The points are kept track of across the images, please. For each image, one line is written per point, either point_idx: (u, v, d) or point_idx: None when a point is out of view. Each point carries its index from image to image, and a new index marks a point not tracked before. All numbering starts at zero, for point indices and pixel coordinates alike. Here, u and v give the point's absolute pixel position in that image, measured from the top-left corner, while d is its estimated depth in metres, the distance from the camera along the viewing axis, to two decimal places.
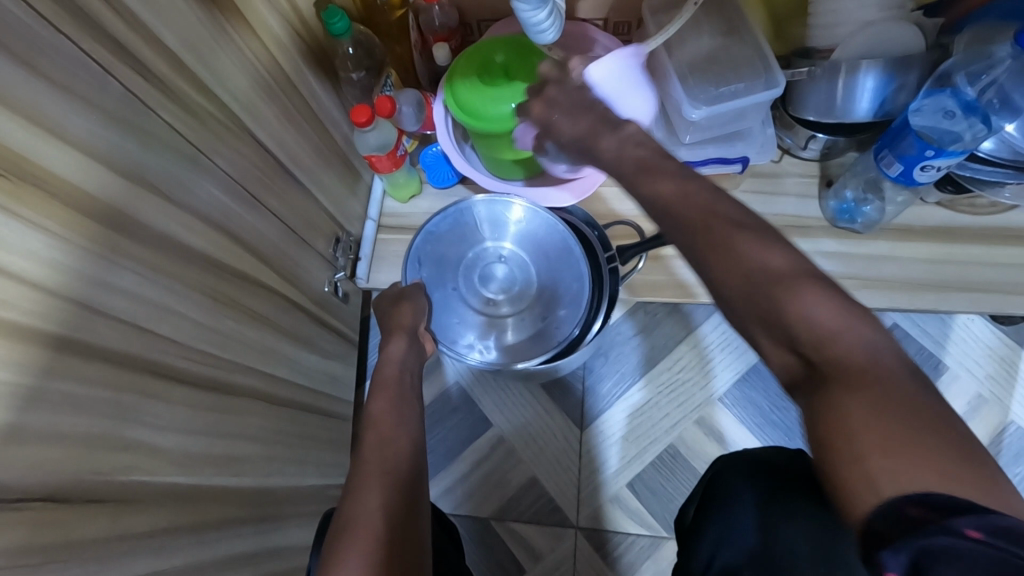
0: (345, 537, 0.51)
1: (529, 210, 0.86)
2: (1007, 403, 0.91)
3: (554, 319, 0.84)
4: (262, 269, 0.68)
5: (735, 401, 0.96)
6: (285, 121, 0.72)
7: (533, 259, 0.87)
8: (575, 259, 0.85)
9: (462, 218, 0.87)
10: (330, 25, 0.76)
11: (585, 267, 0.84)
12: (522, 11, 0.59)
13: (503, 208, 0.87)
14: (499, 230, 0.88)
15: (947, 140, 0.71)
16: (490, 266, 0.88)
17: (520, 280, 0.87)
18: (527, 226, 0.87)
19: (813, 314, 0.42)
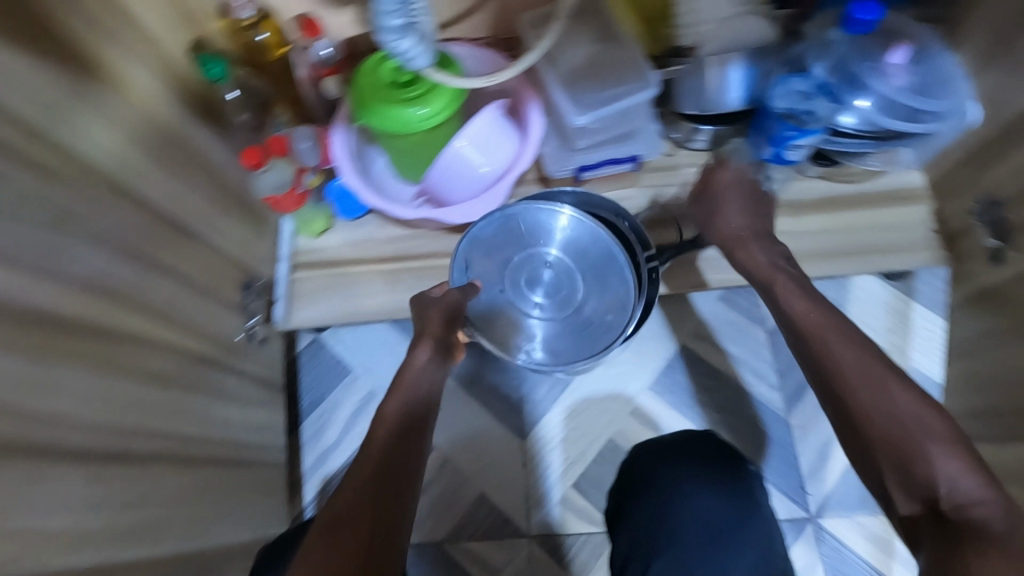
0: (325, 548, 0.50)
1: (575, 216, 0.83)
2: (906, 351, 0.98)
3: (599, 326, 0.83)
4: (161, 328, 0.66)
5: (666, 388, 0.99)
6: (172, 173, 0.71)
7: (576, 264, 0.84)
8: (619, 266, 0.83)
9: (515, 222, 0.84)
10: (205, 71, 0.75)
11: (630, 274, 0.82)
12: (388, 41, 0.59)
13: (552, 214, 0.84)
14: (546, 236, 0.84)
15: (807, 119, 0.81)
16: (536, 270, 0.84)
17: (565, 284, 0.84)
18: (573, 233, 0.84)
19: (956, 483, 0.51)
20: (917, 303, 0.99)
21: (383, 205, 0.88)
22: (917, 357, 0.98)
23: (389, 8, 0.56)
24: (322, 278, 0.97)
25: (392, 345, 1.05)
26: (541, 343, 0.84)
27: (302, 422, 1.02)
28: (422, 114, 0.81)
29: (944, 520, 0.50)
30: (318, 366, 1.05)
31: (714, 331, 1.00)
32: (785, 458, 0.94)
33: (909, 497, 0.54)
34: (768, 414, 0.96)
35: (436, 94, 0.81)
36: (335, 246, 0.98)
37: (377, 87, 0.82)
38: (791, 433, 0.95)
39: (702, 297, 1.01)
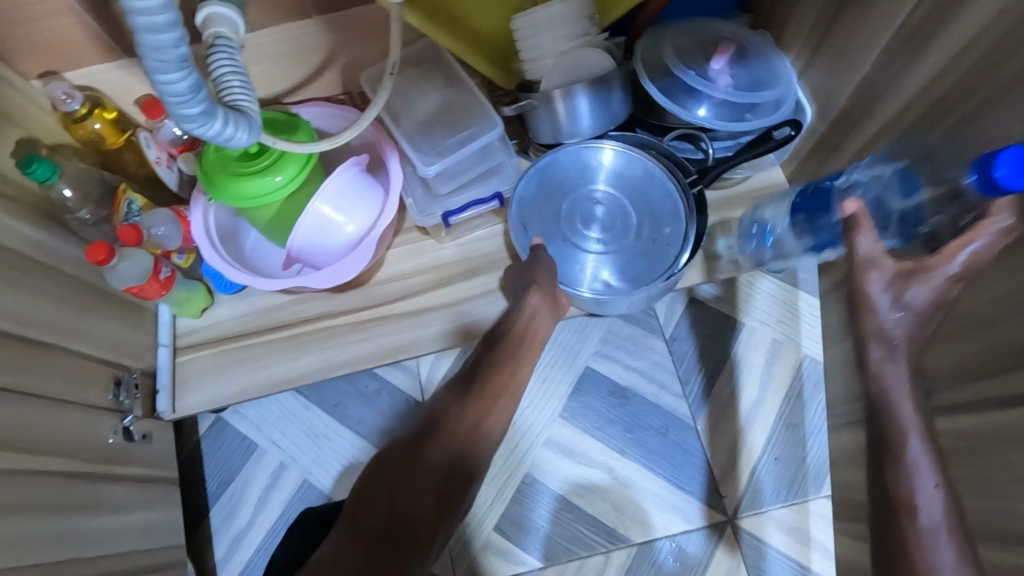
0: (349, 527, 0.61)
1: (612, 148, 0.88)
2: (798, 341, 1.00)
3: (664, 239, 0.86)
4: (5, 455, 0.61)
5: (576, 413, 0.99)
6: (8, 287, 0.67)
7: (623, 193, 0.88)
8: (662, 182, 0.87)
9: (585, 168, 0.89)
10: (29, 172, 0.72)
11: (672, 185, 0.86)
12: (194, 129, 0.57)
13: (589, 152, 0.89)
14: (591, 175, 0.89)
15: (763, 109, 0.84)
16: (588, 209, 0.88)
17: (619, 212, 0.88)
18: (612, 165, 0.89)
19: None
20: (802, 292, 1.01)
21: (250, 279, 0.86)
22: (810, 345, 1.00)
23: (184, 100, 0.54)
24: (208, 358, 0.94)
25: (298, 414, 1.02)
26: (613, 273, 0.86)
27: (211, 509, 0.98)
28: (280, 180, 0.81)
29: None
30: (222, 448, 1.01)
31: (616, 347, 1.02)
32: (697, 464, 0.96)
33: None
34: (676, 422, 0.98)
35: (291, 161, 0.82)
36: (218, 323, 0.95)
37: (227, 162, 0.81)
38: (700, 439, 0.97)
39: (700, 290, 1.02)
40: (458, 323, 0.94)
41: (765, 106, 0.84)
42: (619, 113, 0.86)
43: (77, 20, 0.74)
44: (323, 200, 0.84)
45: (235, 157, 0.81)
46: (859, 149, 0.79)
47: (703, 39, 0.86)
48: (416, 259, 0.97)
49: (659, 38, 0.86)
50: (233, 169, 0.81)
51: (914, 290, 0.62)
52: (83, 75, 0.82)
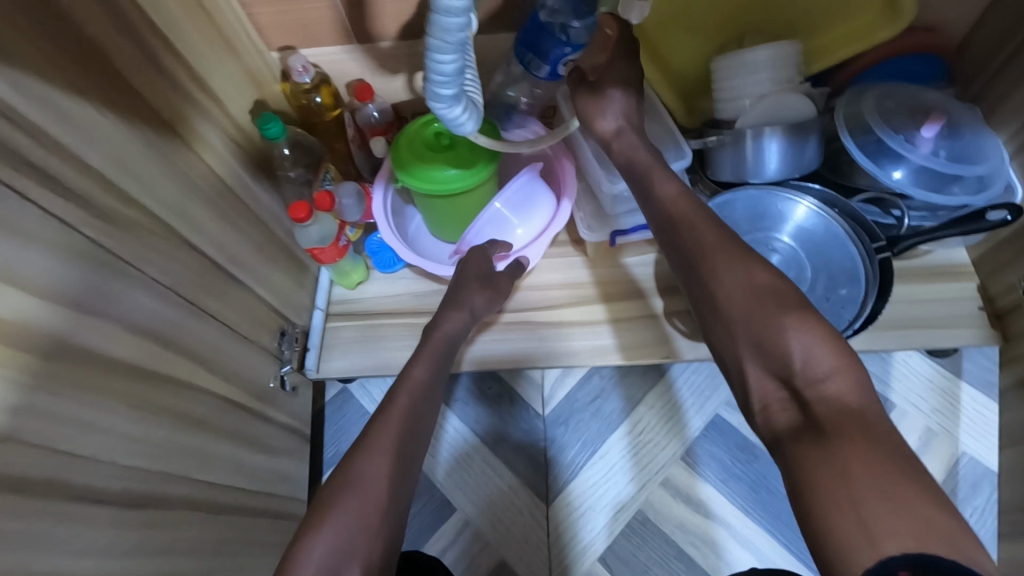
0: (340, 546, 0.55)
1: (810, 207, 0.86)
2: (956, 434, 0.92)
3: (835, 301, 0.83)
4: (199, 374, 0.66)
5: (699, 461, 0.95)
6: (224, 223, 0.74)
7: (804, 249, 0.86)
8: (846, 247, 0.84)
9: (764, 213, 0.87)
10: (264, 130, 0.79)
11: (854, 248, 0.84)
12: (439, 109, 0.62)
13: (788, 203, 0.87)
14: (778, 223, 0.87)
15: (962, 184, 0.79)
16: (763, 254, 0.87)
17: (793, 266, 0.86)
18: (802, 221, 0.87)
19: (808, 356, 0.51)
20: (966, 383, 0.94)
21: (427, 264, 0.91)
22: (969, 442, 0.92)
23: (444, 80, 0.58)
24: (356, 328, 0.99)
25: None
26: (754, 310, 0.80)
27: (324, 474, 1.01)
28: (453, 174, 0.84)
29: (801, 404, 0.51)
30: (344, 418, 1.04)
31: None
32: None
33: (762, 368, 0.54)
34: None
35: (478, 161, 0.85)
36: (371, 296, 1.00)
37: (422, 150, 0.86)
38: None
39: None
40: (598, 343, 0.94)
41: (969, 181, 0.79)
42: (807, 163, 0.85)
43: (330, 4, 0.82)
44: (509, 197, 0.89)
45: (430, 144, 0.86)
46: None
47: (913, 104, 0.82)
48: (565, 272, 0.98)
49: (863, 97, 0.82)
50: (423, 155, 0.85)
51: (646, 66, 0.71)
52: (316, 53, 0.90)
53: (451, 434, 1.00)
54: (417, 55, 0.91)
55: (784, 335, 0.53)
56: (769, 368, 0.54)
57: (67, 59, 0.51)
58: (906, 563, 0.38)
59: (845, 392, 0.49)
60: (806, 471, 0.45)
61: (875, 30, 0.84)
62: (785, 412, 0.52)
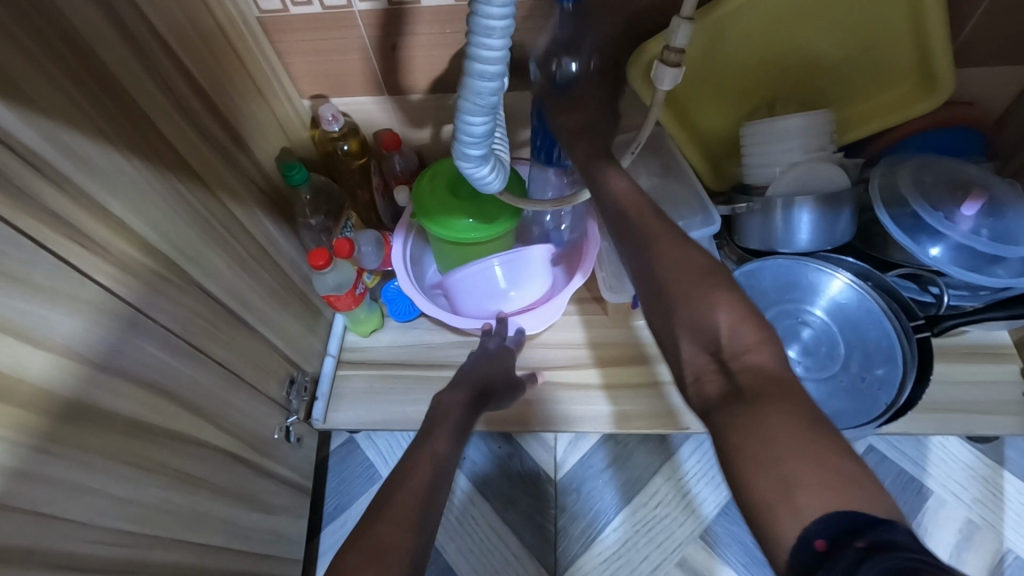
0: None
1: (846, 281, 0.83)
2: (1000, 529, 0.85)
3: (871, 381, 0.80)
4: (200, 428, 0.64)
5: (717, 540, 0.90)
6: (240, 269, 0.72)
7: (838, 325, 0.84)
8: (882, 325, 0.81)
9: (795, 283, 0.85)
10: (287, 176, 0.80)
11: (892, 325, 0.80)
12: (465, 168, 0.61)
13: (822, 276, 0.85)
14: (810, 296, 0.85)
15: (1008, 265, 0.75)
16: (796, 329, 0.85)
17: (826, 342, 0.84)
18: (837, 294, 0.84)
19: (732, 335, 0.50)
20: (1009, 472, 0.88)
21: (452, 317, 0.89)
22: (1015, 539, 0.85)
23: (473, 141, 0.58)
24: (366, 378, 0.96)
25: None
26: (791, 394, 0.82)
27: (322, 529, 0.97)
28: (472, 224, 0.83)
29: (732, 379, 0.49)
30: (348, 470, 1.00)
31: None
32: None
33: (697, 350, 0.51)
34: None
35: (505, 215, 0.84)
36: (385, 345, 0.98)
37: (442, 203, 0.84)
38: None
39: (881, 441, 0.91)
40: (610, 409, 0.90)
41: (1012, 263, 0.75)
42: (840, 235, 0.82)
43: (362, 57, 0.83)
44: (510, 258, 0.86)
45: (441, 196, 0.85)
46: None
47: (952, 179, 0.80)
48: (584, 331, 0.95)
49: (900, 170, 0.80)
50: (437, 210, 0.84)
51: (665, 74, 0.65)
52: (347, 102, 0.91)
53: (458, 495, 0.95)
54: (446, 108, 0.91)
55: (712, 314, 0.51)
56: (704, 344, 0.51)
57: (99, 106, 0.51)
58: (826, 533, 0.37)
59: (766, 363, 0.49)
60: (733, 435, 0.45)
61: (914, 103, 0.82)
62: (716, 381, 0.50)
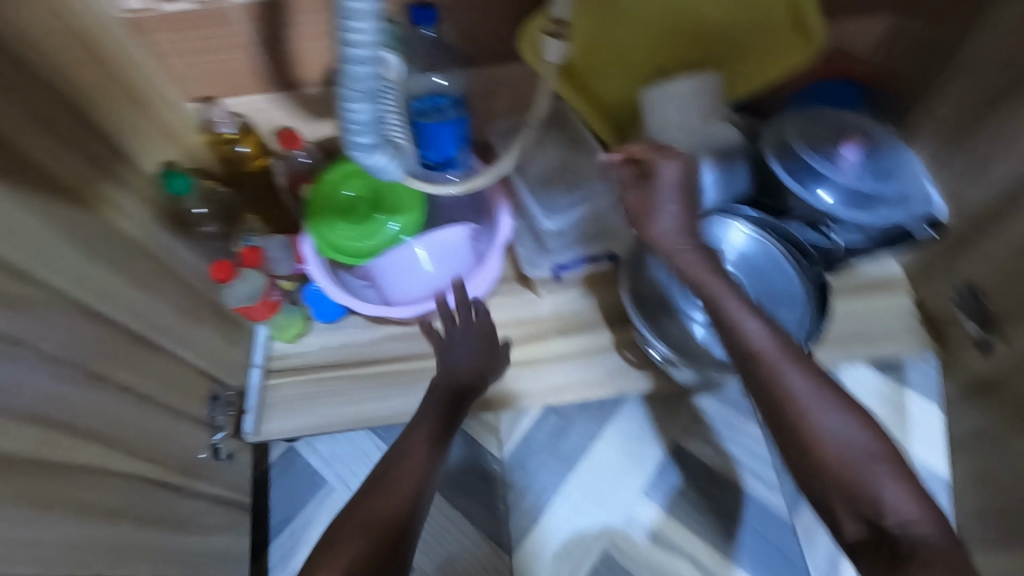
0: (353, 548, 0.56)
1: (749, 232, 0.87)
2: (907, 445, 0.92)
3: (780, 323, 0.84)
4: (114, 457, 0.61)
5: (660, 493, 0.93)
6: (140, 287, 0.69)
7: (745, 275, 0.87)
8: (785, 271, 0.85)
9: (704, 241, 0.88)
10: (169, 186, 0.75)
11: (792, 270, 0.85)
12: (358, 157, 0.59)
13: (727, 228, 0.87)
14: (717, 249, 0.87)
15: (887, 200, 0.81)
16: (707, 282, 0.87)
17: (736, 292, 0.87)
18: (743, 245, 0.87)
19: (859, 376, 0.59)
20: (912, 391, 0.94)
21: (379, 307, 0.87)
22: (920, 451, 0.91)
23: (360, 128, 0.56)
24: (297, 384, 0.93)
25: (369, 454, 0.98)
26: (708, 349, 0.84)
27: (271, 544, 0.94)
28: (394, 228, 0.87)
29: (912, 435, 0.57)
30: (291, 481, 0.98)
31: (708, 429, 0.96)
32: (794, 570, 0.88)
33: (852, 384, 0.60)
34: (774, 522, 0.90)
35: (422, 215, 0.89)
36: (313, 349, 0.96)
37: (348, 215, 0.87)
38: (800, 542, 0.89)
39: None
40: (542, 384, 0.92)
41: (891, 198, 0.81)
42: (740, 188, 0.87)
43: (246, 53, 0.80)
44: (421, 241, 0.85)
45: (349, 207, 0.88)
46: (946, 246, 0.84)
47: (833, 126, 0.85)
48: (512, 310, 0.96)
49: (785, 121, 0.85)
50: (349, 219, 0.87)
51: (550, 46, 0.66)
52: (237, 102, 0.87)
53: None
54: None
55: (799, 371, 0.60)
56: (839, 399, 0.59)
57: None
58: None
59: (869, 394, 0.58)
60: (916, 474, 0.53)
61: (794, 52, 0.85)
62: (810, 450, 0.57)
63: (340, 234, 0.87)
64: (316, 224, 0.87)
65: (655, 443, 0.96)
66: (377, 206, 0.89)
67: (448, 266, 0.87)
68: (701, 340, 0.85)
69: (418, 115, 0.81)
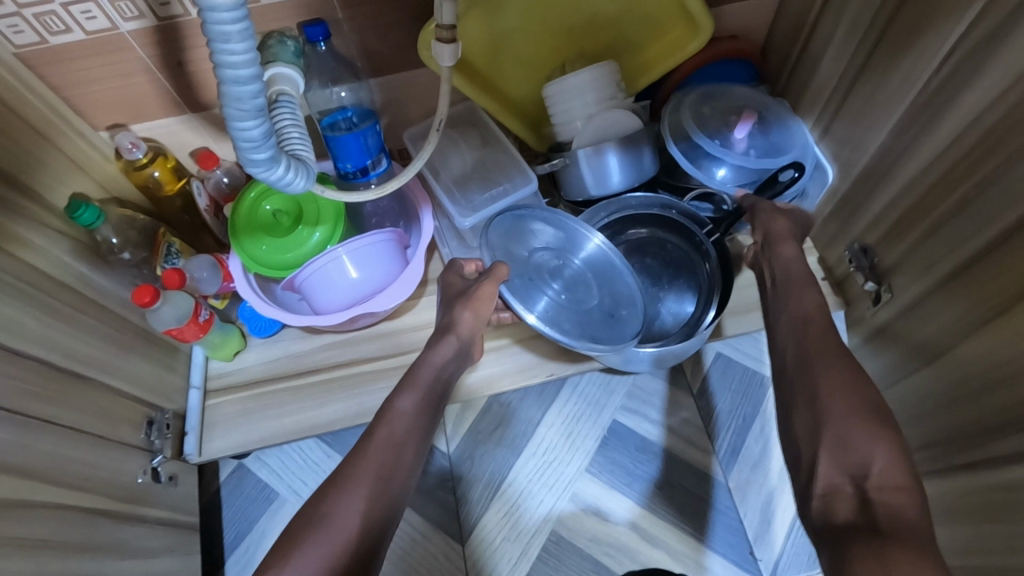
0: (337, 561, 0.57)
1: (603, 243, 0.82)
2: None
3: (619, 322, 0.84)
4: (36, 488, 0.61)
5: (602, 469, 0.98)
6: (56, 321, 0.69)
7: (590, 274, 0.85)
8: (617, 273, 0.82)
9: (560, 230, 0.84)
10: (76, 216, 0.75)
11: (626, 276, 0.82)
12: (259, 173, 0.61)
13: (583, 234, 0.83)
14: (571, 247, 0.84)
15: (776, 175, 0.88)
16: (554, 268, 0.86)
17: (581, 287, 0.86)
18: (598, 251, 0.83)
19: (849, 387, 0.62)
20: None
21: (307, 319, 0.88)
22: None
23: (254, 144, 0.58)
24: (238, 401, 0.94)
25: (320, 463, 1.00)
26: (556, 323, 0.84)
27: (226, 561, 0.95)
28: (316, 236, 0.88)
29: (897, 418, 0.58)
30: (242, 496, 0.99)
31: (643, 402, 1.02)
32: (729, 525, 0.94)
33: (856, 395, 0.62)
34: (707, 482, 0.96)
35: (341, 226, 0.90)
36: (251, 365, 0.96)
37: (268, 230, 0.89)
38: (733, 499, 0.95)
39: (722, 346, 1.02)
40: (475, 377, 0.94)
41: None
42: (648, 171, 0.90)
43: (149, 79, 0.80)
44: (339, 250, 0.86)
45: (269, 222, 0.89)
46: (840, 209, 0.90)
47: (726, 106, 0.90)
48: None
49: (682, 105, 0.89)
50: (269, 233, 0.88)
51: (438, 48, 0.69)
52: (148, 128, 0.87)
53: None
54: None
55: (822, 375, 0.62)
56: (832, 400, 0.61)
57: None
58: None
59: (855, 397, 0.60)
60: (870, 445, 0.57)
61: (684, 43, 0.90)
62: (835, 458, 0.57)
63: (261, 250, 0.88)
64: (237, 242, 0.88)
65: (596, 421, 1.00)
66: (296, 218, 0.89)
67: (367, 271, 0.89)
68: (547, 310, 0.85)
69: (328, 130, 0.83)
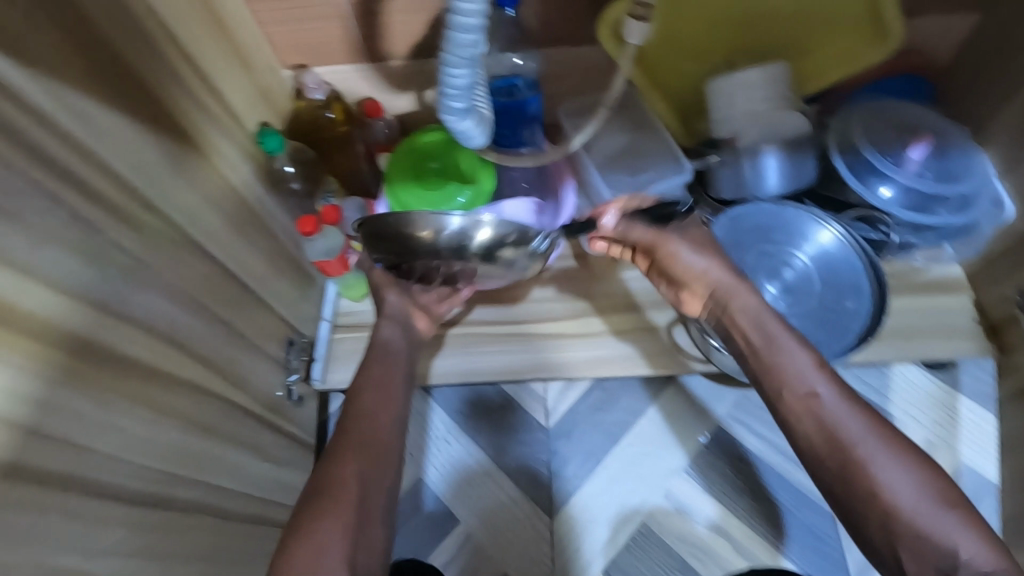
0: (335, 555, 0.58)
1: (838, 235, 0.85)
2: (955, 447, 0.92)
3: (845, 313, 0.84)
4: (208, 378, 0.67)
5: (700, 471, 0.96)
6: (236, 233, 0.75)
7: (820, 272, 0.87)
8: (855, 270, 0.84)
9: (776, 229, 0.88)
10: (263, 142, 0.81)
11: (867, 280, 0.83)
12: (449, 122, 0.64)
13: (815, 227, 0.86)
14: (798, 241, 0.87)
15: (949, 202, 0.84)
16: (778, 267, 0.88)
17: (805, 283, 0.87)
18: (827, 248, 0.86)
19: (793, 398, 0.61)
20: (963, 397, 0.94)
21: None
22: (969, 455, 0.92)
23: (456, 94, 0.61)
24: (362, 339, 1.00)
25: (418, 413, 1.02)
26: (782, 330, 0.86)
27: None
28: (463, 198, 0.91)
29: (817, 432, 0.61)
30: None
31: (751, 413, 0.98)
32: (829, 556, 0.91)
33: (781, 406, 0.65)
34: (810, 505, 0.93)
35: (489, 186, 0.93)
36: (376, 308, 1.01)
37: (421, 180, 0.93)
38: (835, 527, 0.92)
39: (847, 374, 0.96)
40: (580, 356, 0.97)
41: (953, 200, 0.84)
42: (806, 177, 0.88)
43: (341, 24, 0.86)
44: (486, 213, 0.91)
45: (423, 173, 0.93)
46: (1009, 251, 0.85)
47: (899, 123, 0.87)
48: (567, 284, 1.00)
49: (851, 116, 0.87)
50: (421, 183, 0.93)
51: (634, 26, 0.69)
52: (330, 71, 0.93)
53: (460, 450, 0.99)
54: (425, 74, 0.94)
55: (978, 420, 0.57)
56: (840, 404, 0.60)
57: (84, 59, 0.53)
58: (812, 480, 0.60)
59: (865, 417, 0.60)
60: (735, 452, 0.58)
61: (865, 53, 0.86)
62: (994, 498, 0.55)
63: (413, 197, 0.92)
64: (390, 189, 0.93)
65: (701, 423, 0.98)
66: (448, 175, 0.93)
67: None
68: None
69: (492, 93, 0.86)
